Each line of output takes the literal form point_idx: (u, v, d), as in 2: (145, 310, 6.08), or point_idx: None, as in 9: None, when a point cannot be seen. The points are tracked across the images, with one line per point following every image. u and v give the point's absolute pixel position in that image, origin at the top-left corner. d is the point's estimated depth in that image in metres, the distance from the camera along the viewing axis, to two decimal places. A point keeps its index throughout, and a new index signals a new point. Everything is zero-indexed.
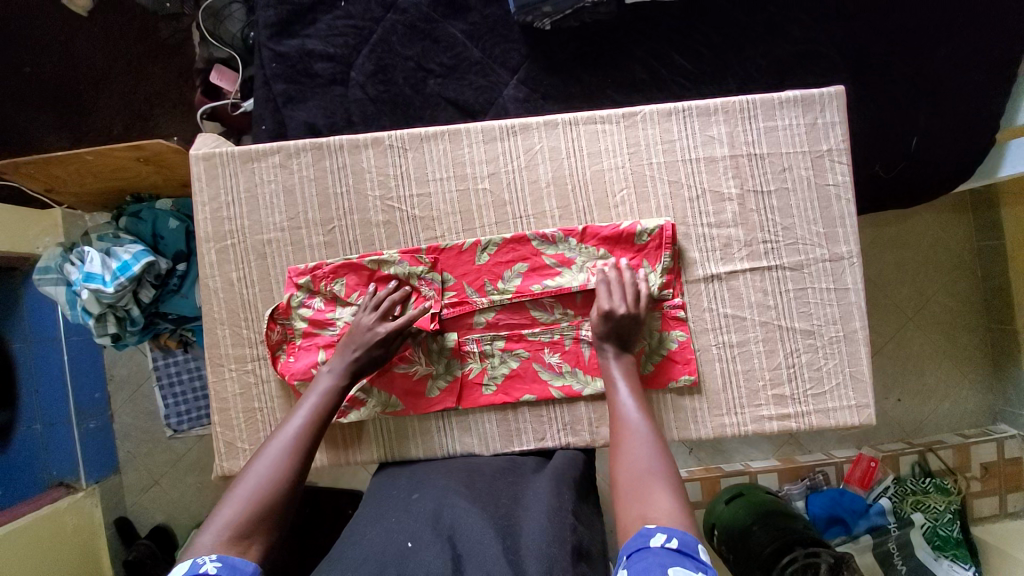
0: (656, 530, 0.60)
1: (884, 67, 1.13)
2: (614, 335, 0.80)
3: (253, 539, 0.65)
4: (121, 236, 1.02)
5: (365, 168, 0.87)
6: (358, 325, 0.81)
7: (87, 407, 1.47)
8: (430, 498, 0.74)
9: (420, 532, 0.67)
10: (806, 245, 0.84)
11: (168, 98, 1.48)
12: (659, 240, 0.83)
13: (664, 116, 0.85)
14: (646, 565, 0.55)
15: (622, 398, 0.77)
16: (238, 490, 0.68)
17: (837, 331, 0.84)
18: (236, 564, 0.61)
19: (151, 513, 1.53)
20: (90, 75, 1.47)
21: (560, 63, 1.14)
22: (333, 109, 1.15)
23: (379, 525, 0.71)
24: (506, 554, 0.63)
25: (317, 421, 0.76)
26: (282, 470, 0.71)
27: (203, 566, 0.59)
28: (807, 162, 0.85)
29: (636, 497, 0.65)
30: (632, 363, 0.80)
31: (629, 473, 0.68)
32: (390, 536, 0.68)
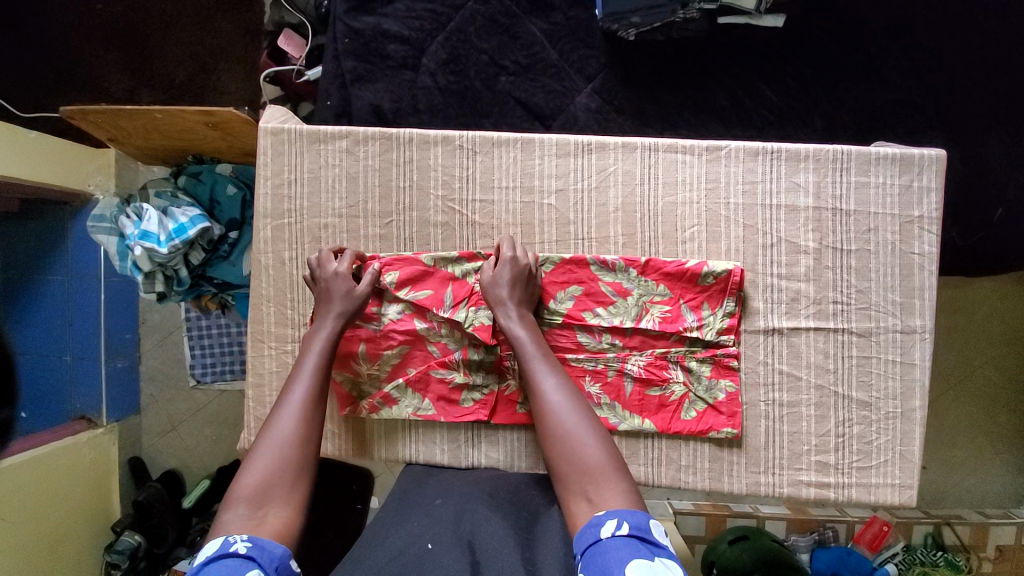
0: (607, 516, 0.62)
1: (983, 129, 1.06)
2: (504, 290, 0.78)
3: (269, 508, 0.65)
4: (179, 196, 1.03)
5: (431, 166, 0.85)
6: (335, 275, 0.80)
7: (117, 346, 1.50)
8: (452, 504, 0.74)
9: (441, 534, 0.67)
10: (878, 312, 0.80)
11: (233, 53, 1.47)
12: (722, 286, 0.80)
13: (750, 155, 0.81)
14: (602, 562, 0.55)
15: (539, 369, 0.75)
16: (252, 463, 0.69)
17: (895, 407, 0.80)
18: (265, 545, 0.60)
19: (165, 455, 1.57)
20: (164, 21, 1.47)
21: (639, 77, 1.09)
22: (400, 94, 1.13)
23: (402, 527, 0.71)
24: (525, 565, 0.62)
25: (319, 382, 0.76)
26: (293, 434, 0.71)
27: (234, 544, 0.59)
28: (895, 225, 0.80)
29: (579, 478, 0.67)
30: (532, 322, 0.79)
31: (565, 455, 0.69)
32: (411, 538, 0.67)
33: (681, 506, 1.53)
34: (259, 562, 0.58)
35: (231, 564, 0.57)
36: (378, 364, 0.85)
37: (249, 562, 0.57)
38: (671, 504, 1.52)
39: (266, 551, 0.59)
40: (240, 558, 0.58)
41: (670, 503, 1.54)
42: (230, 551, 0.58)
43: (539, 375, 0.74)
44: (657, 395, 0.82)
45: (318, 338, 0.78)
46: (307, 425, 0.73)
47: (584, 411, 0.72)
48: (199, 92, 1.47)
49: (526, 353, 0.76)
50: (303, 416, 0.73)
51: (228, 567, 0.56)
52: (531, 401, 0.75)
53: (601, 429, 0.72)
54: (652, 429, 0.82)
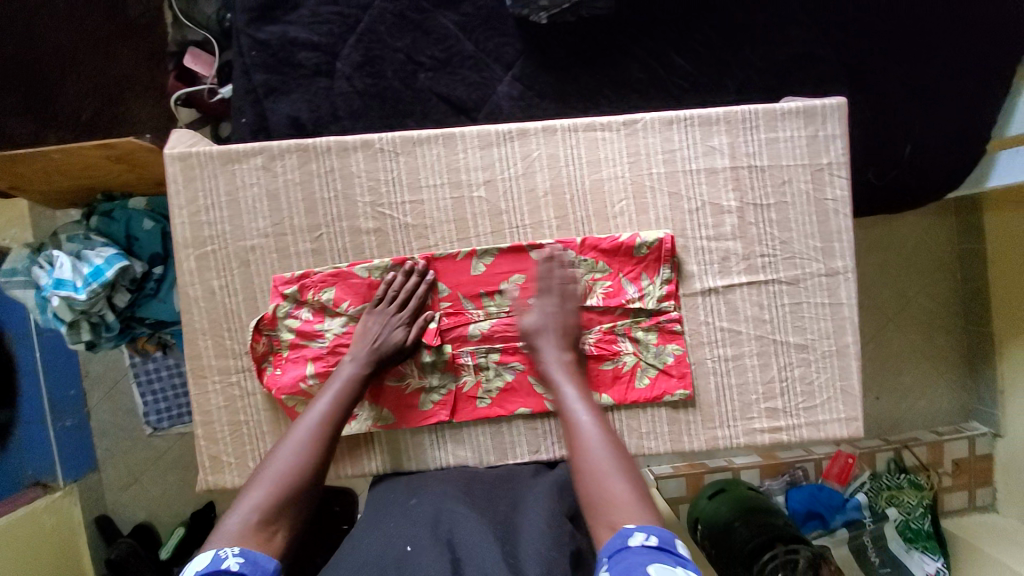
0: (635, 530, 0.63)
1: (880, 74, 1.13)
2: (543, 328, 0.79)
3: (278, 525, 0.68)
4: (93, 238, 0.97)
5: (354, 172, 0.83)
6: (378, 318, 0.80)
7: (62, 404, 1.42)
8: (429, 503, 0.74)
9: (420, 536, 0.66)
10: (803, 259, 0.84)
11: (139, 81, 1.39)
12: (657, 257, 0.82)
13: (665, 125, 0.83)
14: (627, 566, 0.58)
15: (569, 401, 0.76)
16: (264, 475, 0.71)
17: (830, 345, 0.85)
18: (258, 560, 0.63)
19: (133, 509, 1.49)
20: (59, 55, 1.37)
21: (556, 60, 1.10)
22: (318, 103, 1.09)
23: (377, 531, 0.70)
24: (505, 558, 0.63)
25: (338, 411, 0.77)
26: (308, 455, 0.73)
27: (225, 560, 0.62)
28: (807, 175, 0.84)
29: (604, 503, 0.67)
30: (571, 359, 0.79)
31: (589, 482, 0.69)
32: (389, 541, 0.67)
33: (661, 471, 1.58)
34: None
35: None
36: None
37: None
38: (651, 471, 1.56)
39: (257, 567, 0.62)
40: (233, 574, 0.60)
41: (651, 470, 1.58)
42: (223, 568, 0.61)
43: (570, 404, 0.76)
44: (611, 368, 0.83)
45: (346, 371, 0.79)
46: (318, 453, 0.74)
47: (615, 441, 0.73)
48: (109, 125, 1.39)
49: (563, 388, 0.77)
50: (317, 439, 0.74)
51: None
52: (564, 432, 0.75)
53: (629, 460, 0.72)
54: (611, 402, 0.83)
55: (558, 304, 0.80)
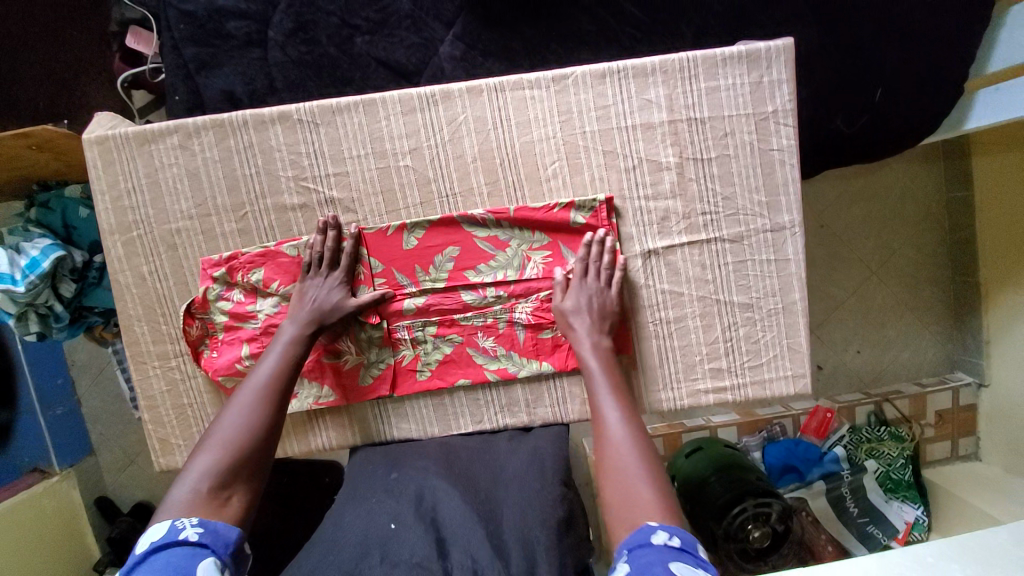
0: (657, 527, 0.59)
1: (851, 9, 1.04)
2: (593, 317, 0.78)
3: (230, 491, 0.66)
4: (30, 229, 0.96)
5: (273, 147, 0.80)
6: (314, 284, 0.79)
7: (50, 393, 1.46)
8: (410, 479, 0.74)
9: (402, 513, 0.68)
10: (747, 215, 0.81)
11: (93, 64, 1.28)
12: (597, 259, 0.79)
13: (597, 79, 0.78)
14: (648, 562, 0.55)
15: (605, 403, 0.72)
16: (211, 442, 0.68)
17: (776, 303, 0.82)
18: (217, 529, 0.61)
19: (130, 490, 1.55)
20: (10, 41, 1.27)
21: (498, 14, 1.03)
22: (253, 75, 1.04)
23: (359, 505, 0.72)
24: (489, 539, 0.66)
25: (285, 372, 0.75)
26: (253, 420, 0.71)
27: (184, 531, 0.59)
28: (751, 125, 0.79)
29: (624, 501, 0.63)
30: (608, 349, 0.77)
31: (611, 480, 0.66)
32: (372, 518, 0.69)
33: (639, 433, 1.56)
34: (212, 549, 0.59)
35: (184, 552, 0.57)
36: None
37: (202, 550, 0.58)
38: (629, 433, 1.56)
39: (218, 536, 0.60)
40: (191, 546, 0.58)
41: None
42: (181, 539, 0.58)
43: (605, 411, 0.72)
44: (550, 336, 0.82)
45: (285, 336, 0.77)
46: (268, 411, 0.72)
47: (646, 446, 0.68)
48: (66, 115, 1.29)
49: (596, 381, 0.74)
50: (262, 404, 0.72)
51: (179, 557, 0.56)
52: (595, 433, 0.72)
53: (661, 470, 0.67)
54: (551, 370, 0.83)
55: (600, 294, 0.78)
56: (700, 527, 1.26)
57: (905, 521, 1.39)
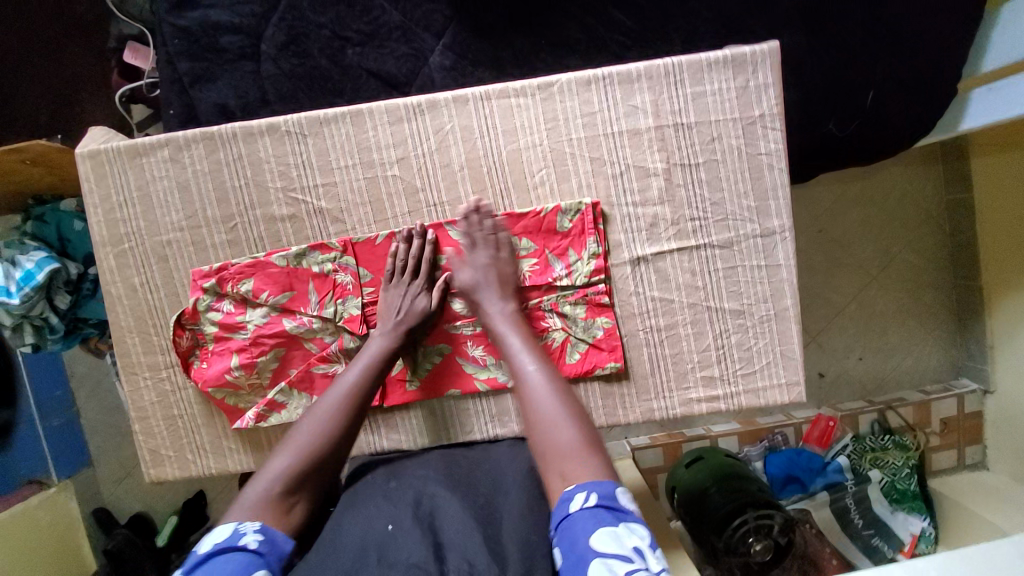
0: (576, 490, 0.60)
1: (841, 14, 1.04)
2: (490, 279, 0.77)
3: (296, 499, 0.66)
4: (25, 242, 0.97)
5: (262, 158, 0.80)
6: (401, 289, 0.79)
7: (48, 405, 1.46)
8: (410, 484, 0.71)
9: (401, 515, 0.63)
10: (736, 221, 0.80)
11: (92, 80, 1.30)
12: (476, 223, 0.79)
13: (583, 86, 0.79)
14: (572, 536, 0.56)
15: (523, 364, 0.71)
16: (288, 445, 0.69)
17: (767, 309, 0.81)
18: (275, 539, 0.61)
19: (127, 502, 1.55)
20: (13, 59, 1.30)
21: (487, 25, 1.03)
22: (246, 88, 1.05)
23: (357, 509, 0.66)
24: (487, 544, 0.60)
25: (365, 381, 0.75)
26: (331, 425, 0.71)
27: (244, 537, 0.59)
28: (738, 130, 0.79)
29: (552, 457, 0.64)
30: (514, 308, 0.77)
31: (538, 439, 0.66)
32: (369, 521, 0.63)
33: (638, 442, 1.54)
34: (267, 559, 0.59)
35: (237, 558, 0.57)
36: (256, 373, 0.82)
37: (257, 560, 0.58)
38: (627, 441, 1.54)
39: (274, 546, 0.61)
40: (249, 553, 0.58)
41: (628, 441, 1.54)
42: (240, 545, 0.58)
43: (517, 367, 0.71)
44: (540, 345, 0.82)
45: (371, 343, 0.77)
46: (346, 419, 0.72)
47: (568, 397, 0.68)
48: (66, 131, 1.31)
49: (507, 344, 0.73)
50: (340, 416, 0.72)
51: (237, 562, 0.56)
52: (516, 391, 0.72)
53: (586, 417, 0.67)
54: None
55: (491, 257, 0.78)
56: (702, 540, 1.24)
57: (911, 533, 1.35)
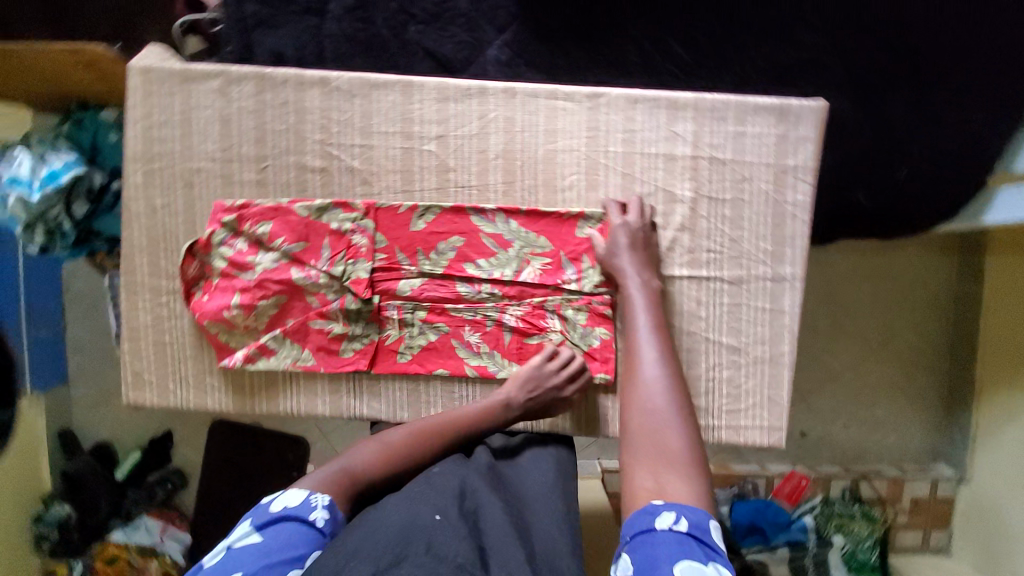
0: (663, 507, 0.59)
1: (889, 86, 1.05)
2: (635, 252, 0.78)
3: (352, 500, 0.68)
4: (59, 142, 0.99)
5: (308, 108, 0.82)
6: (548, 369, 0.79)
7: (42, 313, 1.47)
8: (452, 473, 0.67)
9: (448, 506, 0.61)
10: (750, 261, 0.81)
11: None
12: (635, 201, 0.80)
13: (629, 103, 0.80)
14: (653, 556, 0.54)
15: (649, 362, 0.73)
16: (376, 451, 0.71)
17: (764, 352, 0.82)
18: (339, 520, 0.63)
19: (96, 428, 1.58)
20: None
21: (550, 29, 1.06)
22: (305, 41, 1.07)
23: (401, 493, 0.63)
24: (528, 557, 0.58)
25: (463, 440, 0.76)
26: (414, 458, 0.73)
27: (314, 510, 0.62)
28: (770, 174, 0.81)
29: (654, 452, 0.65)
30: (657, 298, 0.78)
31: (643, 427, 0.68)
32: (416, 506, 0.60)
33: (608, 465, 1.41)
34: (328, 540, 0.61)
35: (305, 534, 0.60)
36: (254, 315, 0.82)
37: (320, 539, 0.61)
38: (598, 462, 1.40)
39: (337, 529, 0.63)
40: (314, 530, 0.61)
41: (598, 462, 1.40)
42: (308, 520, 0.61)
43: (644, 359, 0.74)
44: (535, 342, 0.83)
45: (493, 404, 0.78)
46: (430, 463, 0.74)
47: (683, 400, 0.70)
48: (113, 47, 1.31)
49: (639, 327, 0.76)
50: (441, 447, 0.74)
51: (302, 540, 0.59)
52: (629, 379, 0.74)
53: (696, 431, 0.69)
54: None
55: (642, 225, 0.79)
56: None
57: None
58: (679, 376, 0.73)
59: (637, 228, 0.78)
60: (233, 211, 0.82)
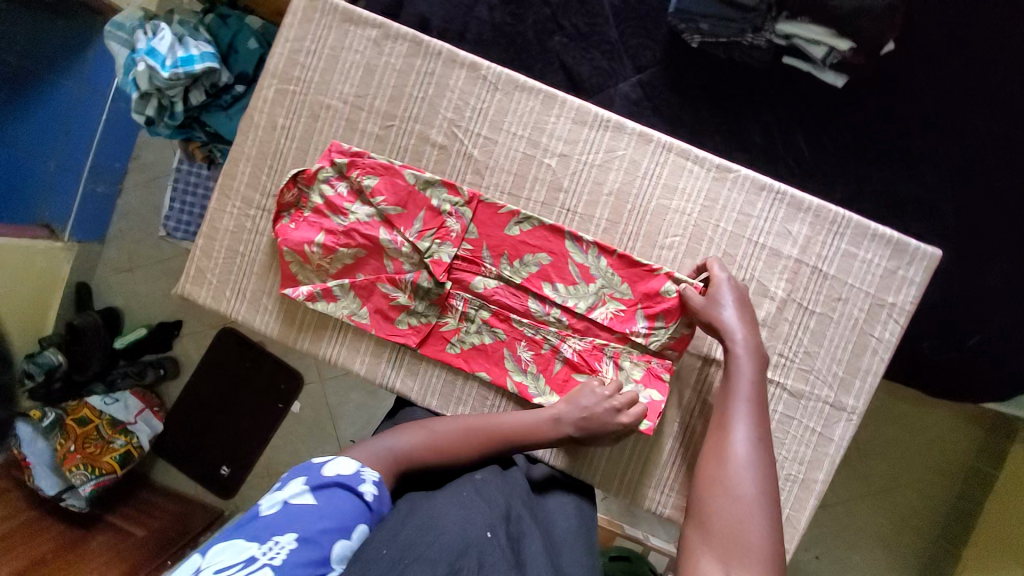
0: None
1: (991, 254, 1.04)
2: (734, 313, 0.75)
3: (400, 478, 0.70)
4: (201, 31, 1.01)
5: (449, 86, 0.83)
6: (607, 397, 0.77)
7: (102, 170, 1.53)
8: (496, 491, 0.68)
9: (496, 525, 0.61)
10: (817, 380, 0.81)
11: None
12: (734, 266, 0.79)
13: (755, 188, 0.80)
14: None
15: (739, 440, 0.69)
16: (423, 436, 0.73)
17: (797, 471, 0.81)
18: (384, 497, 0.65)
19: (111, 293, 1.61)
20: None
21: (685, 85, 1.07)
22: (452, 15, 1.08)
23: (450, 499, 0.64)
24: None
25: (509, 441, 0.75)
26: (460, 449, 0.73)
27: (364, 483, 0.64)
28: (865, 304, 0.80)
29: (727, 542, 0.61)
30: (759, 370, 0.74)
31: (720, 510, 0.64)
32: (467, 517, 0.61)
33: None
34: (373, 516, 0.63)
35: (355, 505, 0.62)
36: (330, 259, 0.83)
37: (366, 513, 0.62)
38: None
39: (381, 504, 0.65)
40: (363, 503, 0.63)
41: None
42: (359, 490, 0.63)
43: (736, 437, 0.69)
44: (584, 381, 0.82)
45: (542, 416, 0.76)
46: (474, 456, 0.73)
47: (772, 492, 0.65)
48: None
49: (734, 401, 0.72)
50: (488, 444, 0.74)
51: (351, 510, 0.61)
52: (712, 452, 0.70)
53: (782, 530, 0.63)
54: None
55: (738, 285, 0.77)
56: None
57: None
58: (770, 464, 0.68)
59: (737, 289, 0.77)
60: (346, 156, 0.83)
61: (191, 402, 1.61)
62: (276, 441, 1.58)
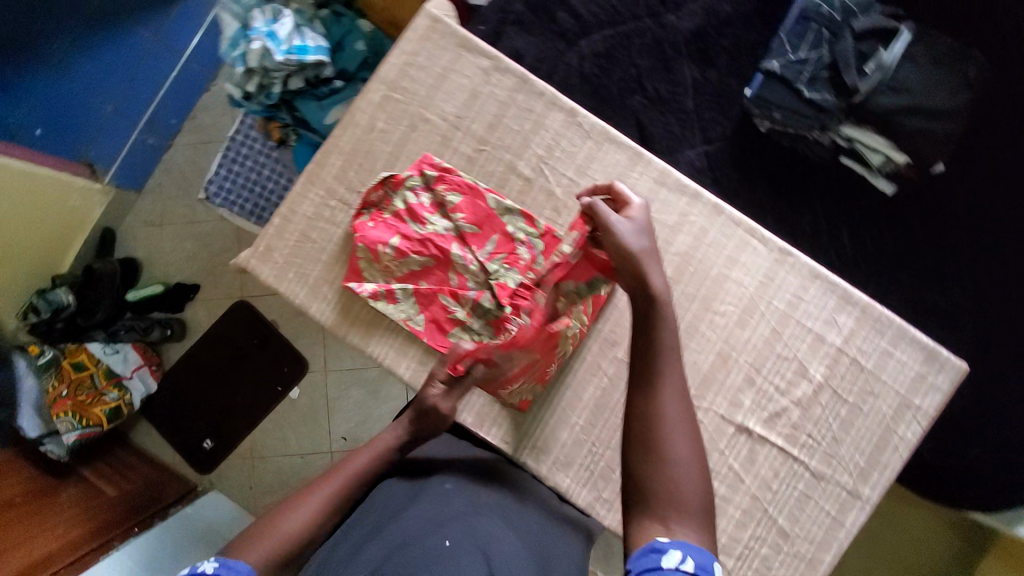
0: (671, 546, 0.60)
1: (1002, 374, 1.10)
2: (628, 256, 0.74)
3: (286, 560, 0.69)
4: (316, 24, 1.08)
5: (546, 125, 0.88)
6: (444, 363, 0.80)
7: (159, 124, 1.55)
8: (463, 500, 0.76)
9: (456, 533, 0.67)
10: (839, 465, 0.84)
11: None
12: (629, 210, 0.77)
13: (810, 275, 0.86)
14: None
15: (666, 391, 0.69)
16: (290, 513, 0.71)
17: (807, 550, 0.84)
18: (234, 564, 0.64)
19: (135, 244, 1.61)
20: None
21: (746, 163, 1.14)
22: (544, 57, 1.16)
23: (418, 508, 0.72)
24: None
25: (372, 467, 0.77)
26: (330, 502, 0.73)
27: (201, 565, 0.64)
28: (894, 402, 0.85)
29: (662, 501, 0.64)
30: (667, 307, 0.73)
31: (657, 474, 0.65)
32: (429, 527, 0.68)
33: None
34: None
35: None
36: (400, 262, 0.86)
37: None
38: None
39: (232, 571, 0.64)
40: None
41: None
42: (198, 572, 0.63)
43: (664, 391, 0.69)
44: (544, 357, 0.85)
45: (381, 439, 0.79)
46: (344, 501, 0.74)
47: (693, 437, 0.68)
48: None
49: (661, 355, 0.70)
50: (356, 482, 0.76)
51: None
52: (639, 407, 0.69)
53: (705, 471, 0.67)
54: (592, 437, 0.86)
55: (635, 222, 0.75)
56: None
57: None
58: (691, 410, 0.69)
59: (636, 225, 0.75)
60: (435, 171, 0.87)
61: (191, 368, 1.58)
62: (267, 424, 1.55)
